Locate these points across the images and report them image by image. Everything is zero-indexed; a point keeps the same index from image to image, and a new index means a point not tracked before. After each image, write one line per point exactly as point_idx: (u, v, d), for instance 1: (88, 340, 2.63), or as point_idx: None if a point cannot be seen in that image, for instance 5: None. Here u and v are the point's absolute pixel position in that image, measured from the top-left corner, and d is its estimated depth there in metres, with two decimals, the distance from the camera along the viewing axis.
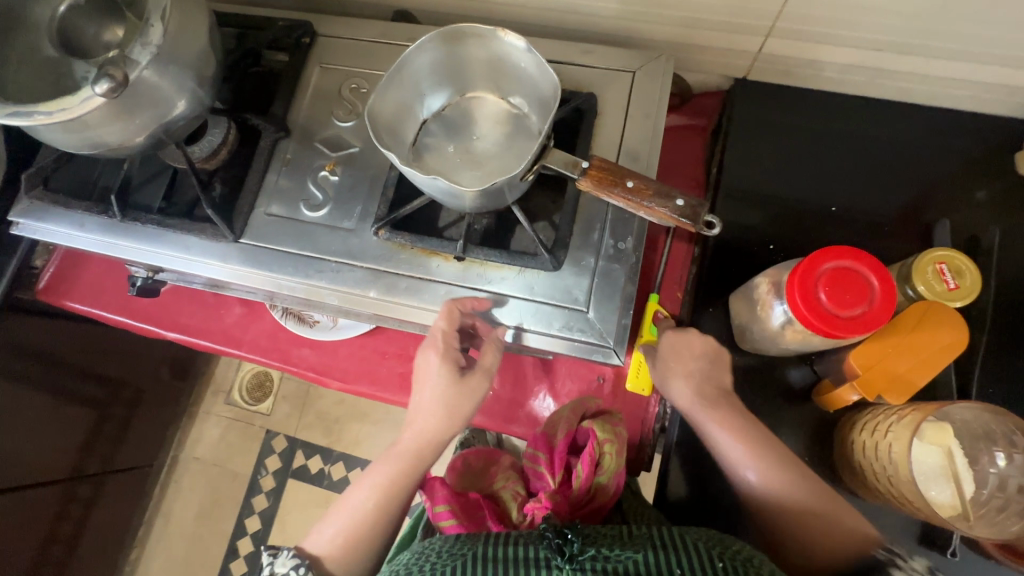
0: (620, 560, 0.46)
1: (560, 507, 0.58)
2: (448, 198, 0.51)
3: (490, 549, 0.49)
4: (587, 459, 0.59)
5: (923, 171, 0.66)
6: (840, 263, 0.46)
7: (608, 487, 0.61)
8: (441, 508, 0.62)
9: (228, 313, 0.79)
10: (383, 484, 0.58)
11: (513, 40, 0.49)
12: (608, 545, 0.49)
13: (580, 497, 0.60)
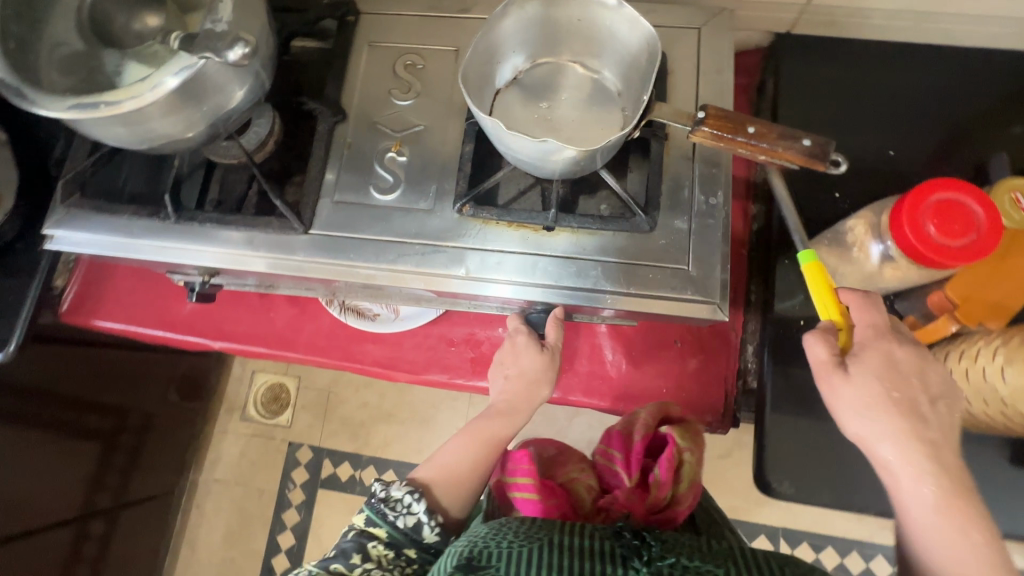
0: (699, 570, 0.46)
1: (636, 508, 0.55)
2: (541, 159, 0.49)
3: (567, 536, 0.50)
4: (666, 464, 0.56)
5: (971, 108, 0.67)
6: (948, 194, 0.47)
7: (685, 499, 0.57)
8: (525, 480, 0.58)
9: (278, 315, 0.75)
10: (482, 435, 0.61)
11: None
12: (688, 554, 0.48)
13: (657, 502, 0.56)
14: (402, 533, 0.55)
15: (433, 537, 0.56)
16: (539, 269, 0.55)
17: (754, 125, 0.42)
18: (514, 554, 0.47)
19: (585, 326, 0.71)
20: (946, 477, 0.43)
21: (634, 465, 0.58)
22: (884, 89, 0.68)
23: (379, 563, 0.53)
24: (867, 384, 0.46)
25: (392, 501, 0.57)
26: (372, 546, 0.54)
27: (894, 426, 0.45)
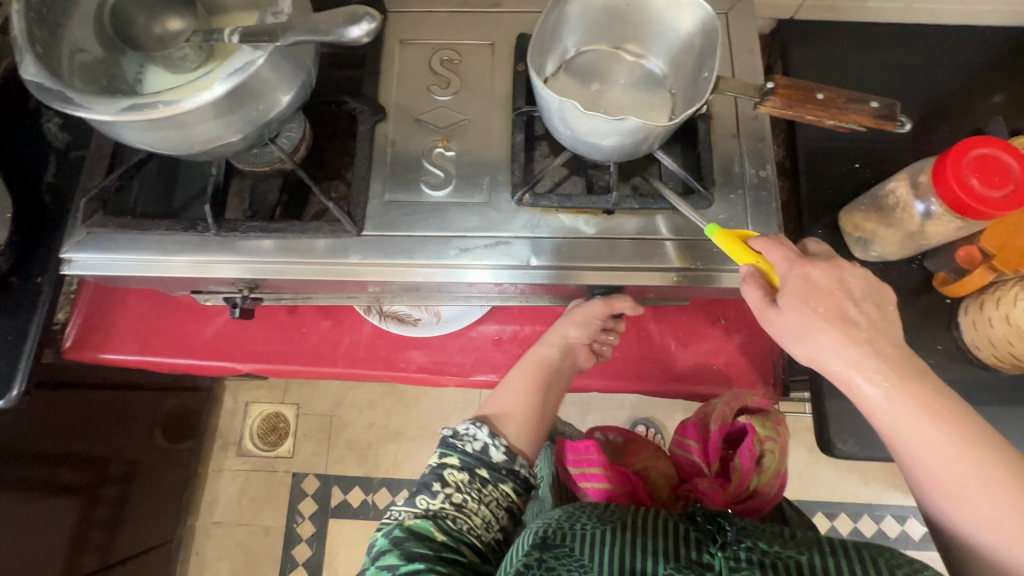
0: (781, 557, 0.40)
1: (718, 497, 0.54)
2: (603, 140, 0.49)
3: (647, 513, 0.45)
4: (748, 454, 0.55)
5: (964, 78, 0.73)
6: (985, 151, 0.51)
7: (769, 489, 0.56)
8: (594, 469, 0.56)
9: (311, 330, 0.72)
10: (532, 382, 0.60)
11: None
12: (766, 538, 0.42)
13: (738, 491, 0.56)
14: (473, 457, 0.51)
15: (502, 457, 0.52)
16: (603, 251, 0.55)
17: (823, 91, 0.45)
18: (588, 536, 0.43)
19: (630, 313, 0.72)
20: (882, 362, 0.44)
21: (714, 454, 0.58)
22: (886, 66, 0.73)
23: (458, 489, 0.49)
24: (827, 328, 0.45)
25: (460, 436, 0.52)
26: (446, 473, 0.50)
27: (864, 374, 0.44)
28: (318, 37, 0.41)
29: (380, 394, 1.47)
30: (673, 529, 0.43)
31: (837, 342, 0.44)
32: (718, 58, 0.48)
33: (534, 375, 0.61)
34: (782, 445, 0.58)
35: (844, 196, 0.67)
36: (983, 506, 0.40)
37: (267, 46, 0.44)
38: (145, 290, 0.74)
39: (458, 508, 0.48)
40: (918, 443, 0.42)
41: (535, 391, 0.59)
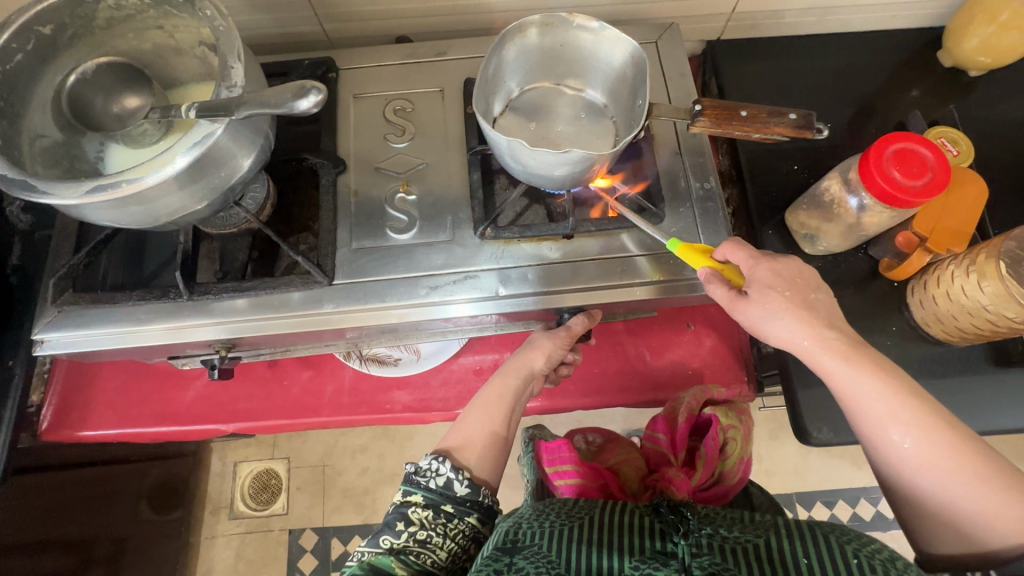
0: (742, 541, 0.43)
1: (684, 485, 0.55)
2: (553, 172, 0.52)
3: (607, 511, 0.47)
4: (711, 443, 0.59)
5: (882, 79, 0.79)
6: (900, 146, 0.56)
7: (732, 474, 0.60)
8: (567, 465, 0.60)
9: (292, 383, 0.72)
10: (502, 409, 0.57)
11: (582, 23, 0.53)
12: (727, 526, 0.45)
13: (704, 479, 0.59)
14: (436, 494, 0.50)
15: (465, 491, 0.50)
16: (568, 274, 0.57)
17: (746, 109, 0.48)
18: (555, 534, 0.46)
19: (604, 329, 0.74)
20: (835, 333, 0.47)
21: (682, 443, 0.62)
22: (807, 75, 0.79)
23: (423, 526, 0.48)
24: (790, 310, 0.47)
25: (424, 472, 0.51)
26: (411, 512, 0.49)
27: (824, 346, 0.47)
28: (270, 110, 0.43)
29: (370, 437, 1.45)
30: (640, 523, 0.46)
31: (793, 323, 0.47)
32: (649, 87, 0.51)
33: (501, 407, 0.57)
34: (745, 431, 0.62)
35: (787, 197, 0.71)
36: (930, 461, 0.43)
37: (224, 120, 0.46)
38: (122, 362, 0.73)
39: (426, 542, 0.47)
40: (872, 405, 0.45)
41: (501, 422, 0.57)
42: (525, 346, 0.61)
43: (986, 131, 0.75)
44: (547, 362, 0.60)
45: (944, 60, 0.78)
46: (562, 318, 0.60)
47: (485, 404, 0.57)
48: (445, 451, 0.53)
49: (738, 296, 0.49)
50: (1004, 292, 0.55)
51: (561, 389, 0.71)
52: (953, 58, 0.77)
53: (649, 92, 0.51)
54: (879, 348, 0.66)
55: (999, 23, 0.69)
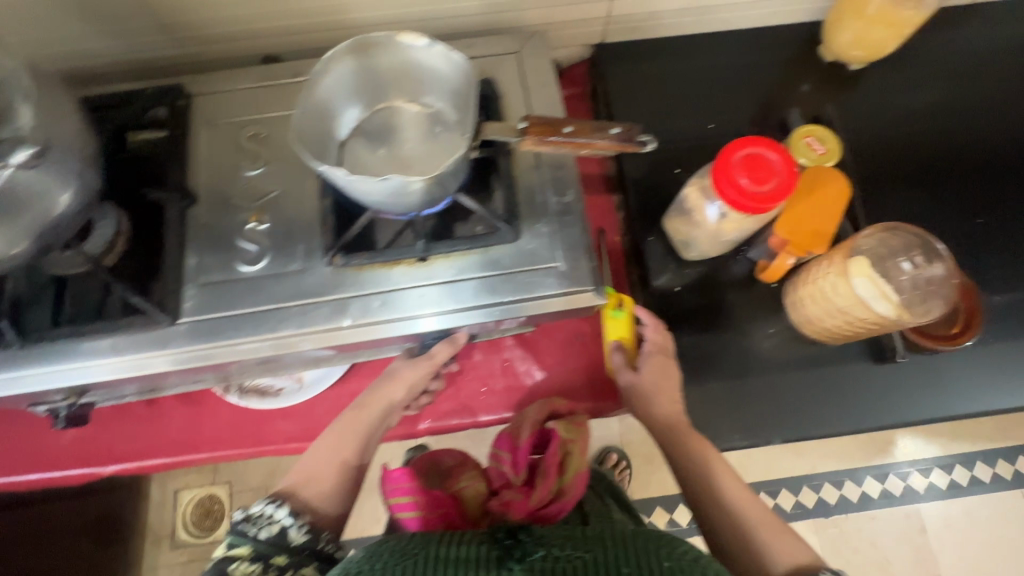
0: (572, 558, 0.44)
1: (519, 507, 0.56)
2: (390, 199, 0.51)
3: (443, 548, 0.46)
4: (552, 460, 0.58)
5: (765, 77, 0.79)
6: (748, 150, 0.55)
7: (569, 491, 0.58)
8: (405, 499, 0.58)
9: (172, 420, 0.70)
10: (354, 438, 0.59)
11: (411, 40, 0.51)
12: (558, 544, 0.46)
13: (543, 497, 0.57)
14: (266, 544, 0.49)
15: (302, 538, 0.51)
16: (420, 300, 0.57)
17: (570, 125, 0.47)
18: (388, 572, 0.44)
19: (493, 344, 0.72)
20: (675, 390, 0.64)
21: (523, 461, 0.61)
22: (691, 76, 0.78)
23: None
24: (659, 385, 0.63)
25: (256, 518, 0.51)
26: (236, 568, 0.47)
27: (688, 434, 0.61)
28: None
29: None
30: (477, 554, 0.45)
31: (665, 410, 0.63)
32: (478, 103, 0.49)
33: (354, 439, 0.58)
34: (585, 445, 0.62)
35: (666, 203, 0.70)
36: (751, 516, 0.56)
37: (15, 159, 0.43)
38: None
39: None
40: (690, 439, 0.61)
41: (352, 456, 0.57)
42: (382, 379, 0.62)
43: (863, 126, 0.76)
44: (406, 392, 0.61)
45: (824, 54, 0.78)
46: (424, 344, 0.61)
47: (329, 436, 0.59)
48: (286, 495, 0.54)
49: (634, 372, 0.65)
50: (880, 288, 0.56)
51: (447, 408, 0.70)
52: (832, 53, 0.77)
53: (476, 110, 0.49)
54: (754, 350, 0.67)
55: (866, 18, 0.69)
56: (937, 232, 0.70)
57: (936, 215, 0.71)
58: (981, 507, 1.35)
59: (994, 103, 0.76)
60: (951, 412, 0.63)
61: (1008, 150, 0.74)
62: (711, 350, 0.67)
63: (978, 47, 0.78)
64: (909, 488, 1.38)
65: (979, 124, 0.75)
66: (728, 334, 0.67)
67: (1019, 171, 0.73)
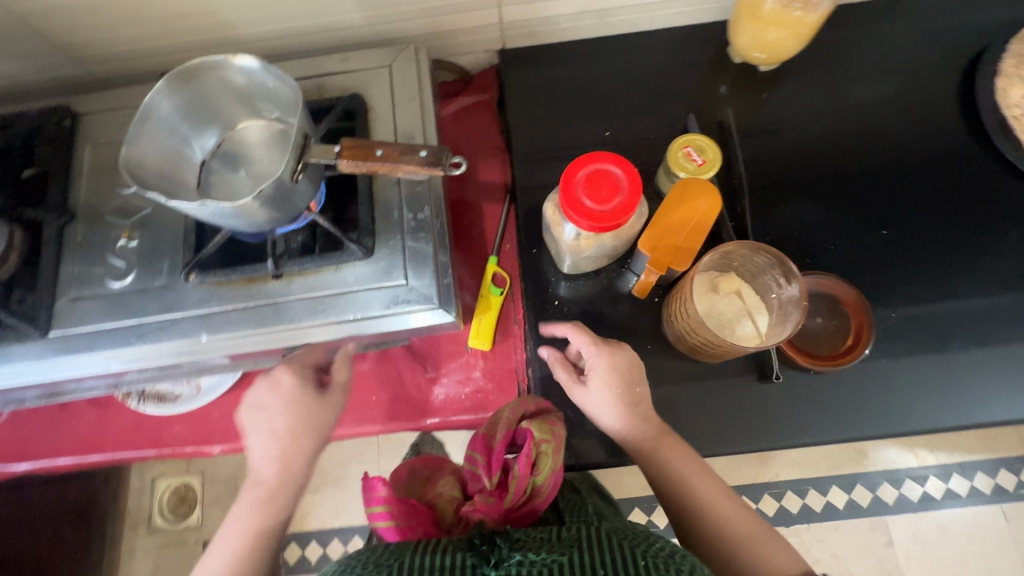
0: (547, 563, 0.43)
1: (492, 510, 0.53)
2: (229, 219, 0.52)
3: (417, 558, 0.44)
4: (527, 457, 0.56)
5: (671, 80, 0.76)
6: (589, 167, 0.54)
7: (544, 487, 0.57)
8: (381, 507, 0.55)
9: (80, 422, 0.74)
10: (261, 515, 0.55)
11: (238, 62, 0.50)
12: (535, 548, 0.45)
13: (517, 498, 0.55)
14: None
15: None
16: (271, 316, 0.57)
17: (380, 147, 0.48)
18: None
19: (384, 354, 0.73)
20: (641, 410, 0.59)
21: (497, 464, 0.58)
22: (593, 82, 0.76)
23: None
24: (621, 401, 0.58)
25: None
26: None
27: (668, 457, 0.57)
28: None
29: None
30: (454, 561, 0.44)
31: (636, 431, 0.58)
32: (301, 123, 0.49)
33: (262, 515, 0.55)
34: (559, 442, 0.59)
35: None
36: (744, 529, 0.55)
37: None
38: None
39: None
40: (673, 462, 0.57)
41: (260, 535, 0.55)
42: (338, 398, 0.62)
43: (765, 133, 0.73)
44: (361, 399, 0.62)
45: (733, 57, 0.75)
46: (307, 361, 0.63)
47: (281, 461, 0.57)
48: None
49: (584, 387, 0.60)
50: (743, 307, 0.58)
51: None
52: (739, 55, 0.73)
53: (298, 125, 0.49)
54: None
55: (760, 20, 0.65)
56: (835, 244, 0.68)
57: (836, 226, 0.69)
58: (955, 522, 1.28)
59: (910, 108, 0.72)
60: (830, 434, 0.63)
61: (921, 158, 0.71)
62: None
63: (897, 48, 0.75)
64: (877, 499, 1.31)
65: (891, 129, 0.72)
66: None
67: (927, 181, 0.70)
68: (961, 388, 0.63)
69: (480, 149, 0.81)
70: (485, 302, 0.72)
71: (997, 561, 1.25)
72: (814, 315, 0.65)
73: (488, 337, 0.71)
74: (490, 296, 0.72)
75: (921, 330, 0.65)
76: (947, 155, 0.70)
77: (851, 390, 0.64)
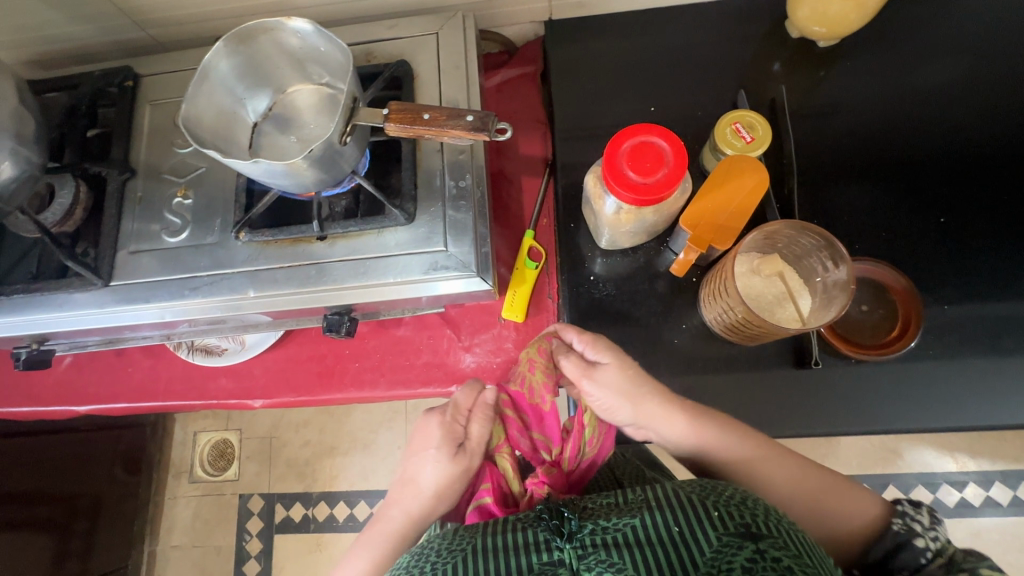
0: (618, 529, 0.44)
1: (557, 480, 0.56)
2: (279, 180, 0.54)
3: (492, 535, 0.46)
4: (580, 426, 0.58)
5: (722, 55, 0.73)
6: (635, 139, 0.53)
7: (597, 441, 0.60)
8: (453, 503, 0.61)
9: (135, 370, 0.79)
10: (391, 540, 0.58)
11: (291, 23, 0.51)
12: (605, 516, 0.46)
13: (573, 464, 0.58)
14: None
15: None
16: (314, 276, 0.59)
17: (428, 112, 0.48)
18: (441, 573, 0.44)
19: (418, 321, 0.75)
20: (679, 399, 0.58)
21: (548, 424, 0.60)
22: (641, 55, 0.74)
23: None
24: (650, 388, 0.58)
25: None
26: None
27: (732, 429, 0.57)
28: None
29: (313, 412, 1.53)
30: (526, 538, 0.45)
31: (670, 412, 0.58)
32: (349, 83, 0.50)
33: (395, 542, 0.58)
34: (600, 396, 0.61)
35: None
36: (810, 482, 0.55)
37: None
38: None
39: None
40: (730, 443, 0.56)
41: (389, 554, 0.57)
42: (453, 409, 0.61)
43: (818, 113, 0.70)
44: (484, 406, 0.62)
45: (790, 32, 0.72)
46: (347, 325, 0.64)
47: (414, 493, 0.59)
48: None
49: (592, 369, 0.58)
50: (785, 289, 0.56)
51: (370, 379, 0.74)
52: (796, 29, 0.70)
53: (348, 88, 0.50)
54: (664, 345, 0.65)
55: None
56: (886, 231, 0.66)
57: (889, 212, 0.66)
58: (992, 530, 1.23)
59: (980, 89, 0.68)
60: (867, 424, 0.61)
61: (989, 143, 0.67)
62: (624, 343, 0.66)
63: (969, 25, 0.70)
64: (910, 502, 1.27)
65: (957, 112, 0.68)
66: (640, 327, 0.66)
67: (992, 168, 0.66)
68: (1011, 385, 0.61)
69: (521, 123, 0.81)
70: (519, 274, 0.73)
71: None
72: (859, 303, 0.62)
73: (521, 310, 0.72)
74: (525, 268, 0.72)
75: (973, 323, 0.62)
76: (1017, 142, 0.66)
77: (893, 381, 0.62)
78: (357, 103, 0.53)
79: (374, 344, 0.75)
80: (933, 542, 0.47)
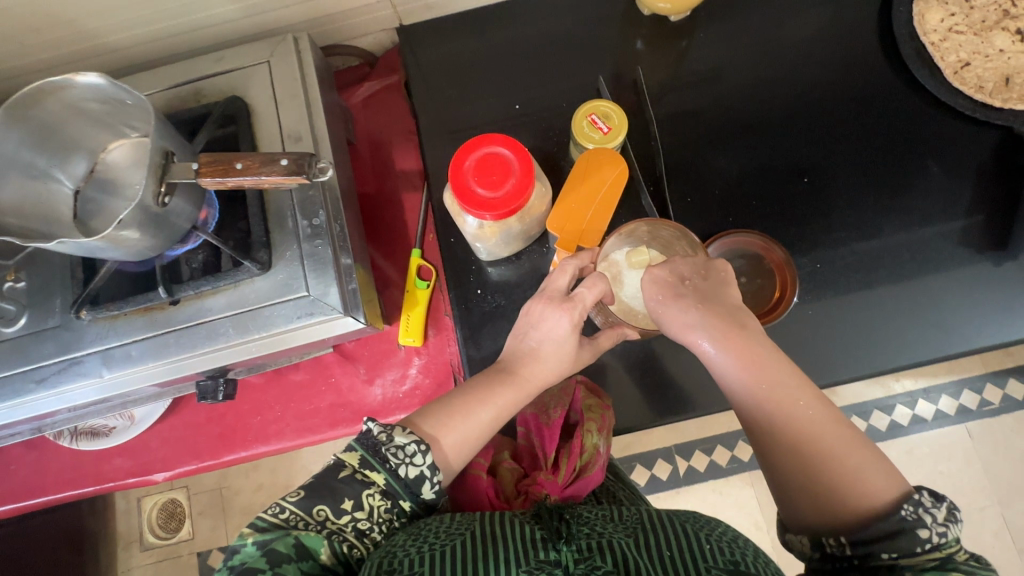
0: (611, 536, 0.44)
1: (552, 488, 0.56)
2: (103, 254, 0.49)
3: (490, 525, 0.45)
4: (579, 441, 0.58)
5: (581, 40, 0.72)
6: (477, 153, 0.51)
7: (591, 468, 0.59)
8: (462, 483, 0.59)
9: (19, 466, 0.73)
10: (465, 416, 0.51)
11: (69, 79, 0.46)
12: (598, 525, 0.46)
13: (568, 476, 0.58)
14: (400, 484, 0.46)
15: (429, 492, 0.47)
16: (175, 344, 0.55)
17: (240, 160, 0.46)
18: (434, 555, 0.41)
19: (315, 362, 0.72)
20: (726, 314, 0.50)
21: (551, 442, 0.60)
22: (498, 52, 0.72)
23: (369, 517, 0.44)
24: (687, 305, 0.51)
25: (393, 447, 0.46)
26: (367, 497, 0.45)
27: (765, 356, 0.48)
28: None
29: None
30: (529, 534, 0.44)
31: (720, 320, 0.50)
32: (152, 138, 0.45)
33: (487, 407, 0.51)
34: (607, 429, 0.60)
35: None
36: (834, 441, 0.44)
37: None
38: None
39: (319, 513, 0.43)
40: (751, 372, 0.48)
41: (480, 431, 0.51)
42: (561, 294, 0.53)
43: (681, 88, 0.70)
44: (572, 277, 0.54)
45: (641, 10, 0.70)
46: (224, 389, 0.62)
47: (491, 395, 0.52)
48: (409, 425, 0.49)
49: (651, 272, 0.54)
50: None
51: (275, 430, 0.71)
52: (645, 8, 0.69)
53: (153, 145, 0.46)
54: None
55: None
56: (757, 197, 0.66)
57: (756, 178, 0.67)
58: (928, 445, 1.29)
59: (826, 44, 0.69)
60: None
61: (840, 95, 0.68)
62: None
63: None
64: None
65: (810, 70, 0.69)
66: None
67: (846, 120, 0.68)
68: (888, 325, 0.63)
69: (392, 135, 0.78)
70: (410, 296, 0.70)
71: (964, 478, 1.24)
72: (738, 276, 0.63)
73: (416, 334, 0.70)
74: (415, 290, 0.70)
75: (847, 273, 0.64)
76: (865, 91, 0.68)
77: (778, 343, 0.64)
78: (174, 156, 0.48)
79: (274, 394, 0.72)
80: (941, 539, 0.39)
